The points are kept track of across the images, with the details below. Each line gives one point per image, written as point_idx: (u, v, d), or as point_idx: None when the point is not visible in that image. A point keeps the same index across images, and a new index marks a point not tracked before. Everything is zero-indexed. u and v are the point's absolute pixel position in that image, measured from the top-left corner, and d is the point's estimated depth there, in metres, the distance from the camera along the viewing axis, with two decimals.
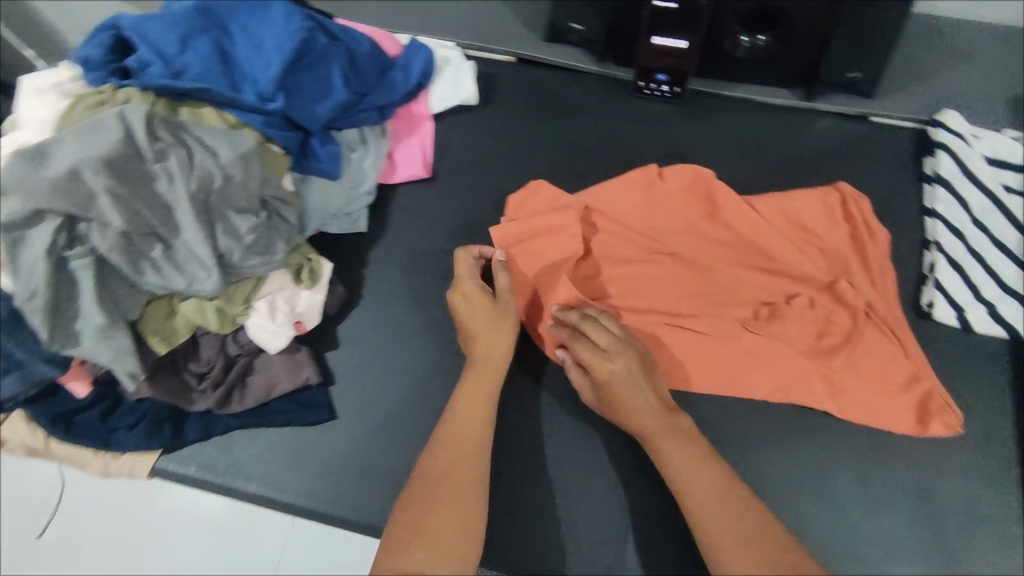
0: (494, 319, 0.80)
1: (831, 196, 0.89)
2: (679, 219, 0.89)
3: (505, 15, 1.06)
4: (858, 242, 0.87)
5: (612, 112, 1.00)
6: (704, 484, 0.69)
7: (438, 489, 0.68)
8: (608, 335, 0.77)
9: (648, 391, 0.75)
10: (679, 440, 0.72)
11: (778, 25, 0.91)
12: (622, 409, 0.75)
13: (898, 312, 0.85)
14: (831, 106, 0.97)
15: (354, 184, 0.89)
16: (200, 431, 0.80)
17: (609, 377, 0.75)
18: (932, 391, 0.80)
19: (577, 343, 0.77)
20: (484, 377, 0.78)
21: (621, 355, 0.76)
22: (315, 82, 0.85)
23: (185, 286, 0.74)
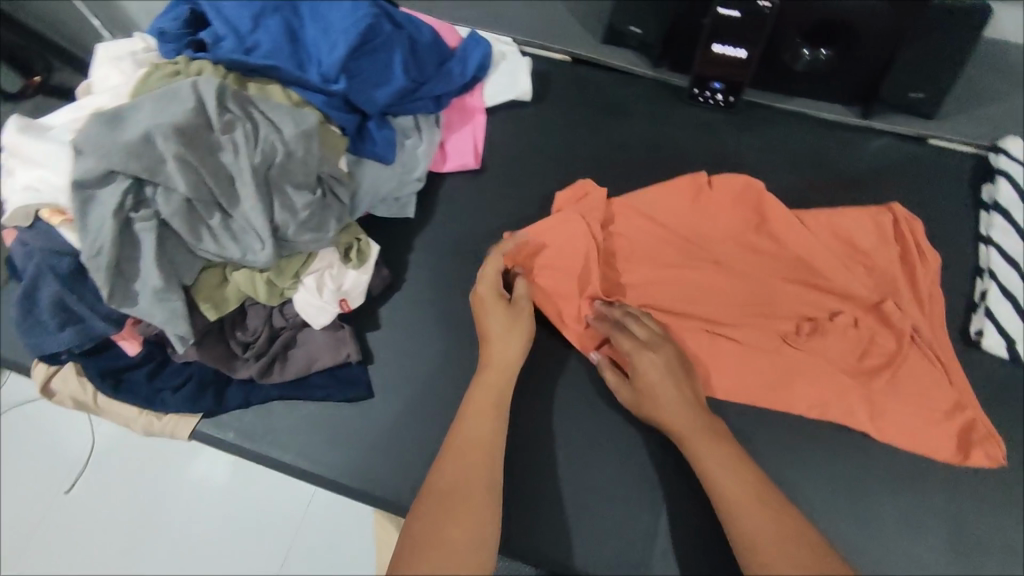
0: (508, 321, 0.79)
1: (883, 215, 0.88)
2: (726, 228, 0.88)
3: (564, 15, 1.07)
4: (910, 264, 0.86)
5: (664, 117, 1.00)
6: (741, 486, 0.67)
7: (450, 497, 0.64)
8: (649, 330, 0.78)
9: (687, 388, 0.75)
10: (716, 440, 0.71)
11: (841, 40, 0.90)
12: (659, 404, 0.75)
13: (945, 338, 0.83)
14: (889, 126, 0.96)
15: (405, 170, 0.90)
16: (242, 398, 0.82)
17: (648, 368, 0.76)
18: (976, 421, 0.78)
19: (618, 333, 0.79)
20: (494, 382, 0.75)
21: (661, 347, 0.77)
22: (376, 67, 0.86)
23: (239, 256, 0.75)
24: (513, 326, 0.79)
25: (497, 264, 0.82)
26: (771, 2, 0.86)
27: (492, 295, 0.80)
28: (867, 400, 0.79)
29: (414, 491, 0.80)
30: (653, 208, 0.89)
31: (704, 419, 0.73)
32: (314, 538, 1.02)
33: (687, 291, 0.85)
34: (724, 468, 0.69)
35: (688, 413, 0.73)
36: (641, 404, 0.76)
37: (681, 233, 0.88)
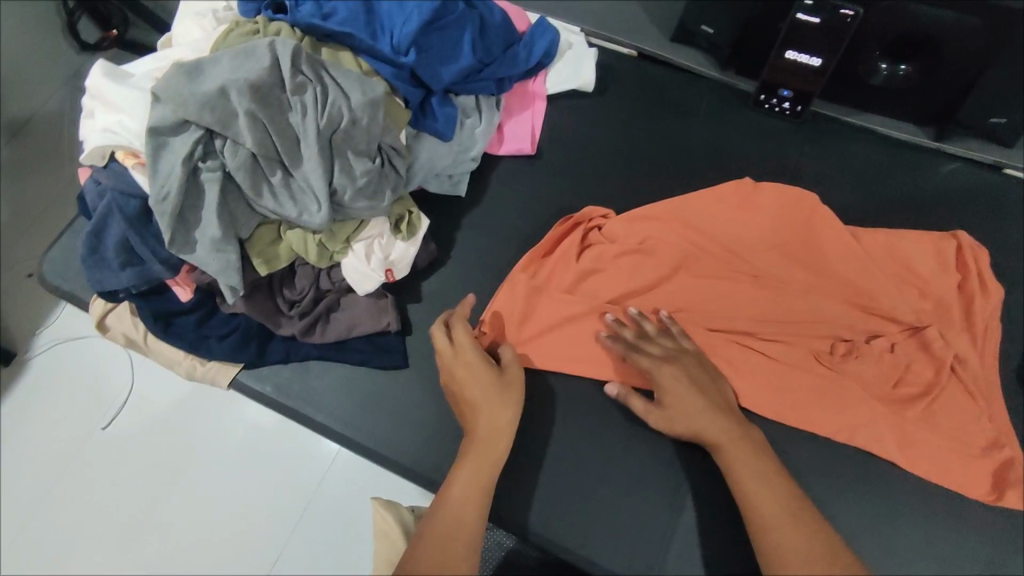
0: (495, 393, 0.74)
1: (946, 240, 0.85)
2: (777, 238, 0.86)
3: (635, 8, 1.06)
4: (968, 294, 0.83)
5: (726, 121, 0.99)
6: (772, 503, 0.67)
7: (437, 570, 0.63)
8: (663, 347, 0.77)
9: (711, 402, 0.73)
10: (750, 447, 0.71)
11: (923, 56, 0.86)
12: (686, 417, 0.73)
13: (991, 374, 0.80)
14: (962, 151, 0.92)
15: (461, 149, 0.91)
16: (283, 353, 0.85)
17: (672, 385, 0.74)
18: (1013, 461, 0.75)
19: (635, 354, 0.76)
20: (482, 461, 0.71)
21: (679, 360, 0.76)
22: (446, 44, 0.87)
23: (295, 216, 0.77)
24: (492, 404, 0.73)
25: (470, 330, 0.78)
26: (854, 11, 0.83)
27: (469, 367, 0.76)
28: (901, 429, 0.77)
29: (438, 463, 0.81)
30: (690, 215, 0.88)
31: (739, 428, 0.72)
32: (333, 497, 1.05)
33: (731, 300, 0.84)
34: (756, 476, 0.69)
35: (721, 422, 0.72)
36: (670, 423, 0.74)
37: (724, 239, 0.87)
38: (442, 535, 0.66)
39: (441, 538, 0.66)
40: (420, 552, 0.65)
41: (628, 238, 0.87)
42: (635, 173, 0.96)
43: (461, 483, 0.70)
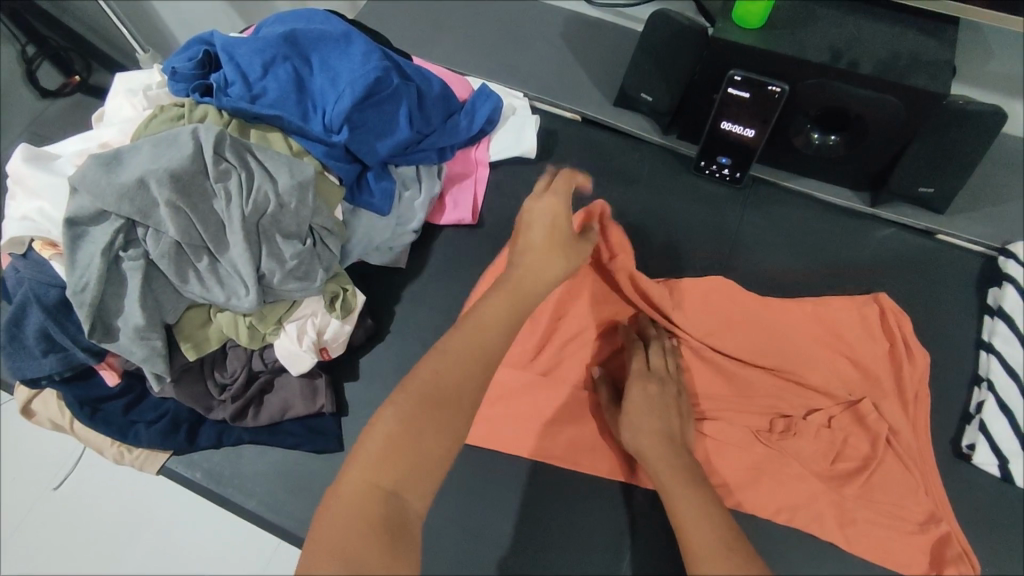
0: (553, 246, 0.72)
1: (867, 305, 0.86)
2: (707, 325, 0.86)
3: (578, 74, 1.07)
4: (896, 361, 0.83)
5: (666, 186, 0.99)
6: (693, 514, 0.66)
7: (437, 400, 0.60)
8: (663, 362, 0.81)
9: (666, 420, 0.75)
10: (681, 473, 0.70)
11: (851, 129, 0.88)
12: (631, 433, 0.75)
13: (926, 446, 0.79)
14: (897, 217, 0.94)
15: (401, 222, 0.92)
16: (213, 437, 0.82)
17: (641, 399, 0.77)
18: (950, 536, 0.74)
19: (638, 351, 0.82)
20: (509, 296, 0.68)
21: (663, 381, 0.79)
22: (381, 119, 0.86)
23: (223, 300, 0.76)
24: (549, 258, 0.71)
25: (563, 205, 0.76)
26: (781, 87, 0.83)
27: (549, 225, 0.74)
28: (841, 506, 0.76)
29: None
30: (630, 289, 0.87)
31: (679, 460, 0.71)
32: None
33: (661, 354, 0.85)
34: (684, 496, 0.68)
35: (665, 448, 0.73)
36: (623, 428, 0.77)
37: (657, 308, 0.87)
38: (456, 370, 0.62)
39: (453, 364, 0.62)
40: (427, 375, 0.61)
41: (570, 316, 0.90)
42: None
43: (492, 320, 0.66)
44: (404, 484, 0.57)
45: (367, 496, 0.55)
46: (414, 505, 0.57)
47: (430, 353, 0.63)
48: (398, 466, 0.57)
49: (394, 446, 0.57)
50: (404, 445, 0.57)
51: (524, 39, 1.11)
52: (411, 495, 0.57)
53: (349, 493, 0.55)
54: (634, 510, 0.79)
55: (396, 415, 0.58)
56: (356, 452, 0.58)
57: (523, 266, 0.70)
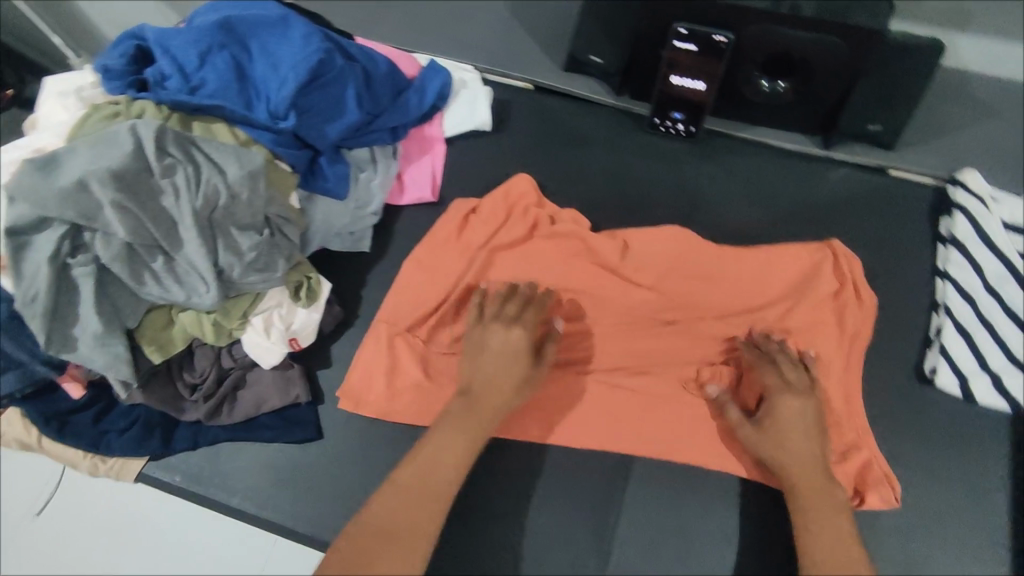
0: (502, 366, 0.77)
1: (821, 252, 0.86)
2: (654, 274, 0.86)
3: (525, 42, 1.06)
4: (842, 302, 0.83)
5: (620, 146, 0.98)
6: (835, 541, 0.69)
7: (393, 531, 0.68)
8: (799, 375, 0.77)
9: (813, 432, 0.74)
10: (822, 491, 0.71)
11: (798, 73, 0.88)
12: (780, 448, 0.74)
13: (855, 382, 0.81)
14: (848, 156, 0.95)
15: (360, 205, 0.91)
16: (189, 439, 0.81)
17: (793, 412, 0.74)
18: (870, 461, 0.76)
19: (773, 368, 0.78)
20: (467, 423, 0.74)
21: (807, 396, 0.76)
22: (328, 102, 0.85)
23: (183, 299, 0.75)
24: (506, 377, 0.76)
25: (536, 318, 0.80)
26: (727, 36, 0.84)
27: (499, 348, 0.78)
28: (728, 449, 0.80)
29: None
30: (570, 253, 0.88)
31: (822, 482, 0.72)
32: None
33: (608, 308, 0.86)
34: (828, 520, 0.70)
35: (807, 463, 0.73)
36: (767, 447, 0.74)
37: (599, 263, 0.87)
38: (403, 501, 0.69)
39: (403, 497, 0.70)
40: (379, 509, 0.69)
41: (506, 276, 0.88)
42: None
43: (438, 452, 0.73)
44: None
45: None
46: None
47: (382, 490, 0.71)
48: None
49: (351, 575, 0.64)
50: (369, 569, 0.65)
51: (468, 11, 1.09)
52: None
53: None
54: (617, 466, 0.81)
55: (352, 551, 0.66)
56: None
57: (474, 387, 0.77)
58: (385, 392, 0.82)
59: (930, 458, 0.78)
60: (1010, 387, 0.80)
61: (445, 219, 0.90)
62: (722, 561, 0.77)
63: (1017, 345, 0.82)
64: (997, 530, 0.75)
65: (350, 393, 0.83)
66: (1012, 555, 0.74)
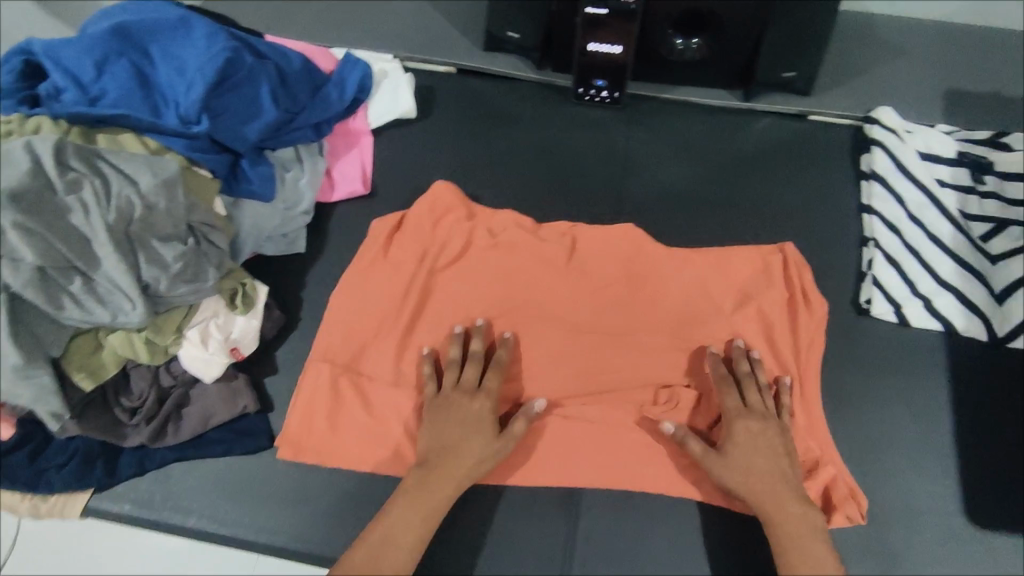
0: (466, 431, 0.75)
1: (773, 256, 0.86)
2: (600, 279, 0.86)
3: (443, 25, 1.05)
4: (794, 309, 0.82)
5: (548, 120, 0.98)
6: (812, 574, 0.66)
7: None
8: (760, 399, 0.75)
9: (783, 460, 0.72)
10: (793, 521, 0.69)
11: (709, 28, 0.91)
12: (745, 476, 0.71)
13: (817, 388, 0.79)
14: (769, 106, 0.97)
15: (289, 206, 0.88)
16: (135, 465, 0.78)
17: (754, 438, 0.73)
18: (837, 478, 0.74)
19: (738, 395, 0.76)
20: (426, 496, 0.71)
21: (767, 420, 0.74)
22: (242, 103, 0.83)
23: (109, 319, 0.71)
24: (471, 446, 0.74)
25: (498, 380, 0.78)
26: None
27: (461, 410, 0.76)
28: (680, 462, 0.77)
29: (325, 540, 0.76)
30: (510, 266, 0.86)
31: (793, 508, 0.70)
32: None
33: (555, 317, 0.85)
34: (801, 549, 0.68)
35: (777, 490, 0.70)
36: (729, 475, 0.71)
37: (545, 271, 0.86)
38: None
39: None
40: None
41: (445, 298, 0.86)
42: (470, 189, 0.94)
43: (399, 530, 0.69)
44: None
45: None
46: None
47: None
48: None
49: None
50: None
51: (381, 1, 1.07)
52: None
53: None
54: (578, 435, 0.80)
55: None
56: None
57: (437, 454, 0.74)
58: (327, 434, 0.79)
59: (876, 385, 0.80)
60: (940, 308, 0.83)
61: (372, 240, 0.88)
62: (688, 516, 0.76)
63: (943, 268, 0.85)
64: (944, 445, 0.77)
65: (288, 440, 0.79)
66: (960, 469, 0.76)
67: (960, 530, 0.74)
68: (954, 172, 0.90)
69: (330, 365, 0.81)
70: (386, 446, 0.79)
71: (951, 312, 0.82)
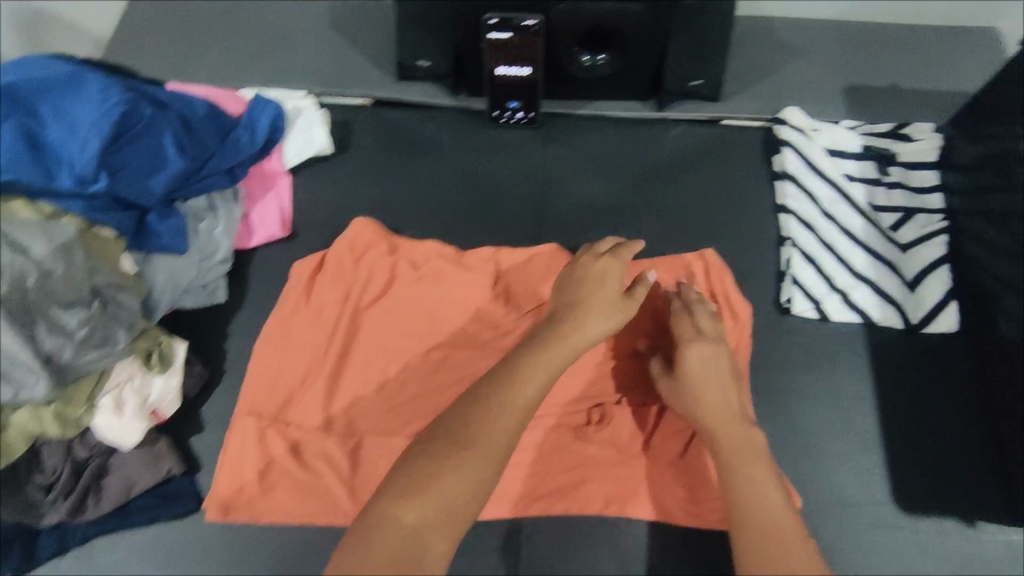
0: (595, 282, 0.76)
1: (694, 264, 0.87)
2: (527, 297, 0.86)
3: (353, 57, 1.03)
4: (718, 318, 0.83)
5: (467, 145, 0.98)
6: (754, 493, 0.68)
7: (461, 437, 0.61)
8: (712, 324, 0.79)
9: (730, 384, 0.76)
10: (738, 446, 0.72)
11: (614, 43, 0.92)
12: (695, 401, 0.75)
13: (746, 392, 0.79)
14: (683, 114, 0.98)
15: (205, 256, 0.86)
16: (55, 544, 0.74)
17: (702, 359, 0.77)
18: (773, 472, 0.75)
19: (689, 320, 0.80)
20: (552, 343, 0.69)
21: (716, 343, 0.78)
22: (144, 155, 0.80)
23: (11, 395, 0.67)
24: (602, 308, 0.73)
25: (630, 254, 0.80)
26: (535, 20, 0.86)
27: (592, 271, 0.77)
28: (617, 478, 0.77)
29: None
30: (435, 297, 0.86)
31: (738, 429, 0.73)
32: None
33: (484, 344, 0.85)
34: (751, 476, 0.70)
35: (722, 413, 0.75)
36: (681, 394, 0.76)
37: (468, 301, 0.86)
38: (476, 418, 0.63)
39: (484, 416, 0.63)
40: (446, 421, 0.63)
41: (370, 338, 0.85)
42: (393, 223, 0.93)
43: (527, 373, 0.66)
44: (428, 524, 0.57)
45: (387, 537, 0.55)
46: (435, 551, 0.56)
47: (472, 416, 0.62)
48: (425, 507, 0.58)
49: (416, 487, 0.58)
50: (433, 493, 0.58)
51: (288, 35, 1.05)
52: (433, 540, 0.56)
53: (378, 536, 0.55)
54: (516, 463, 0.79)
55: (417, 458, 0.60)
56: (385, 512, 0.57)
57: (562, 309, 0.74)
58: (256, 492, 0.77)
59: (802, 382, 0.82)
60: (858, 301, 0.85)
61: (290, 290, 0.87)
62: (631, 532, 0.76)
63: (858, 261, 0.87)
64: (871, 435, 0.79)
65: (217, 500, 0.77)
66: (886, 457, 0.78)
67: (891, 517, 0.76)
68: (860, 166, 0.93)
69: (256, 420, 0.80)
70: (319, 494, 0.78)
71: (868, 304, 0.85)
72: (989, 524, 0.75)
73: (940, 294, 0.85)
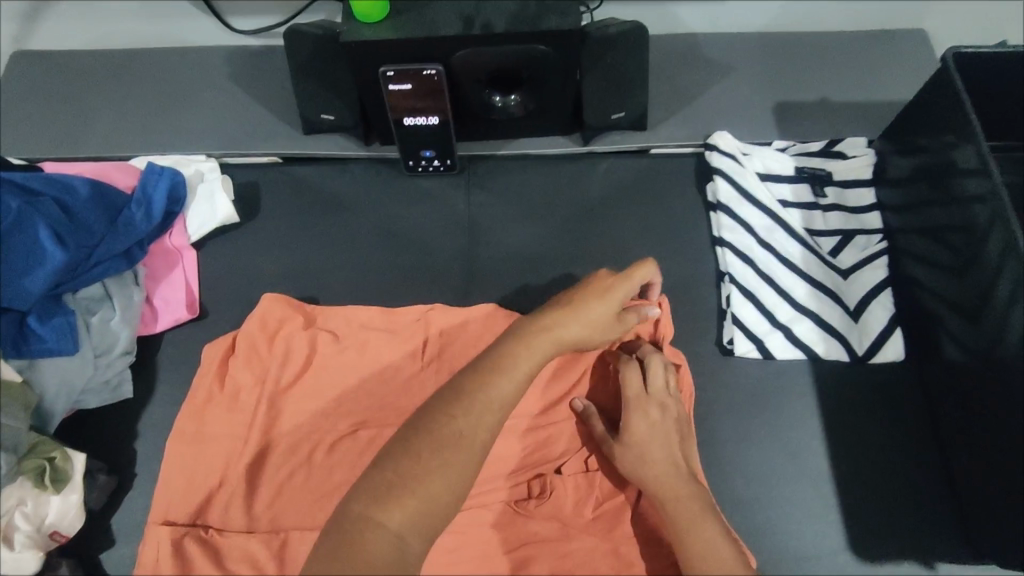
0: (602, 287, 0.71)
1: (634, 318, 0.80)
2: (459, 359, 0.81)
3: (256, 111, 0.96)
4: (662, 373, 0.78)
5: (385, 198, 0.92)
6: (709, 560, 0.65)
7: (447, 434, 0.58)
8: (665, 380, 0.75)
9: (678, 443, 0.73)
10: (691, 509, 0.68)
11: (523, 83, 0.86)
12: (643, 465, 0.71)
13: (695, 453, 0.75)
14: (610, 147, 0.93)
15: (102, 351, 0.79)
16: None
17: (649, 421, 0.73)
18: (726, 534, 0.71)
19: (638, 378, 0.75)
20: (541, 341, 0.65)
21: (664, 402, 0.74)
22: (16, 253, 0.73)
23: None
24: (599, 310, 0.70)
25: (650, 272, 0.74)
26: (436, 69, 0.80)
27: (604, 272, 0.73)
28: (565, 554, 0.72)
29: None
30: (359, 373, 0.81)
31: (690, 490, 0.70)
32: None
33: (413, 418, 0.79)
34: (696, 531, 0.67)
35: (672, 477, 0.71)
36: (629, 459, 0.72)
37: (395, 372, 0.81)
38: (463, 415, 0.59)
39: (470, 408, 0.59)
40: (427, 416, 0.59)
41: (291, 424, 0.79)
42: (311, 292, 0.87)
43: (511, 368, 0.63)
44: (409, 522, 0.54)
45: (370, 532, 0.52)
46: (416, 548, 0.54)
47: (455, 413, 0.59)
48: (408, 507, 0.54)
49: (398, 481, 0.55)
50: (420, 493, 0.55)
51: (186, 92, 0.98)
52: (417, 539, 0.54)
53: (353, 529, 0.52)
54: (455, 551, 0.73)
55: (395, 453, 0.57)
56: (366, 516, 0.53)
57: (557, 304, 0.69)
58: None
59: (747, 429, 0.79)
60: (802, 336, 0.82)
61: (200, 380, 0.80)
62: None
63: (799, 292, 0.83)
64: (820, 480, 0.77)
65: None
66: (836, 502, 0.76)
67: (845, 567, 0.73)
68: (795, 189, 0.89)
69: (171, 528, 0.74)
70: None
71: (812, 338, 0.81)
72: (949, 565, 0.73)
73: (886, 320, 0.82)
